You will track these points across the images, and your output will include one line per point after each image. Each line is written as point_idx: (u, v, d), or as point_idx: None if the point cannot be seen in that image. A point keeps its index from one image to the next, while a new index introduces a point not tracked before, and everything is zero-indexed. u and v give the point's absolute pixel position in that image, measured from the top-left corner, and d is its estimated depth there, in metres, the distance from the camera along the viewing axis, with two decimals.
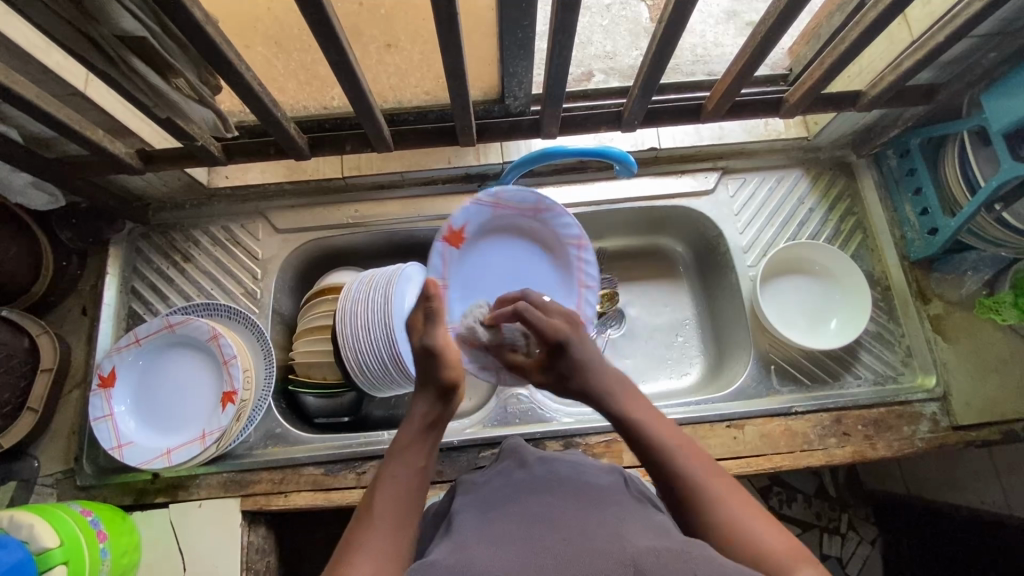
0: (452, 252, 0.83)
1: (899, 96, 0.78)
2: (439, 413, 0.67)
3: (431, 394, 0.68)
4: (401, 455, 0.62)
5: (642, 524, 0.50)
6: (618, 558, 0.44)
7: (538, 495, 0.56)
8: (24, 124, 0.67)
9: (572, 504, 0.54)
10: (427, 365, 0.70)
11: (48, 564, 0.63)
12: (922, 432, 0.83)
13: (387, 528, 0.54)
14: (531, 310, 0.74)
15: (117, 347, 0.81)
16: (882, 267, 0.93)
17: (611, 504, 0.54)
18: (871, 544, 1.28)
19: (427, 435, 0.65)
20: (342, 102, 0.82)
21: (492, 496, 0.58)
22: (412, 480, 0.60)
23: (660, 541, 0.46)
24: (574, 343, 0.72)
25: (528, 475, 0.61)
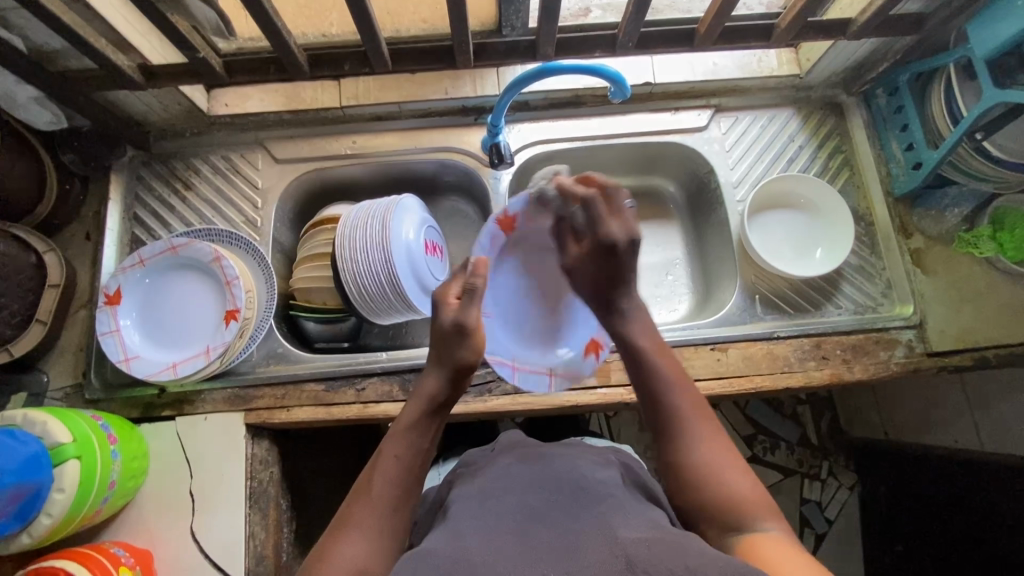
0: (502, 237, 0.86)
1: (887, 25, 0.80)
2: (446, 398, 0.65)
3: (443, 373, 0.66)
4: (405, 436, 0.62)
5: (636, 521, 0.53)
6: (615, 556, 0.47)
7: (535, 488, 0.59)
8: (27, 33, 0.69)
9: (564, 501, 0.56)
10: (449, 343, 0.67)
11: (62, 458, 0.66)
12: (897, 357, 0.87)
13: (383, 511, 0.57)
14: (596, 199, 0.72)
15: (122, 267, 0.83)
16: (867, 203, 0.95)
17: (607, 500, 0.57)
18: (849, 490, 1.36)
19: (431, 418, 0.64)
20: (340, 28, 0.84)
21: (486, 483, 0.62)
22: (413, 464, 0.60)
23: (651, 534, 0.50)
24: (626, 253, 0.71)
25: (524, 468, 0.64)
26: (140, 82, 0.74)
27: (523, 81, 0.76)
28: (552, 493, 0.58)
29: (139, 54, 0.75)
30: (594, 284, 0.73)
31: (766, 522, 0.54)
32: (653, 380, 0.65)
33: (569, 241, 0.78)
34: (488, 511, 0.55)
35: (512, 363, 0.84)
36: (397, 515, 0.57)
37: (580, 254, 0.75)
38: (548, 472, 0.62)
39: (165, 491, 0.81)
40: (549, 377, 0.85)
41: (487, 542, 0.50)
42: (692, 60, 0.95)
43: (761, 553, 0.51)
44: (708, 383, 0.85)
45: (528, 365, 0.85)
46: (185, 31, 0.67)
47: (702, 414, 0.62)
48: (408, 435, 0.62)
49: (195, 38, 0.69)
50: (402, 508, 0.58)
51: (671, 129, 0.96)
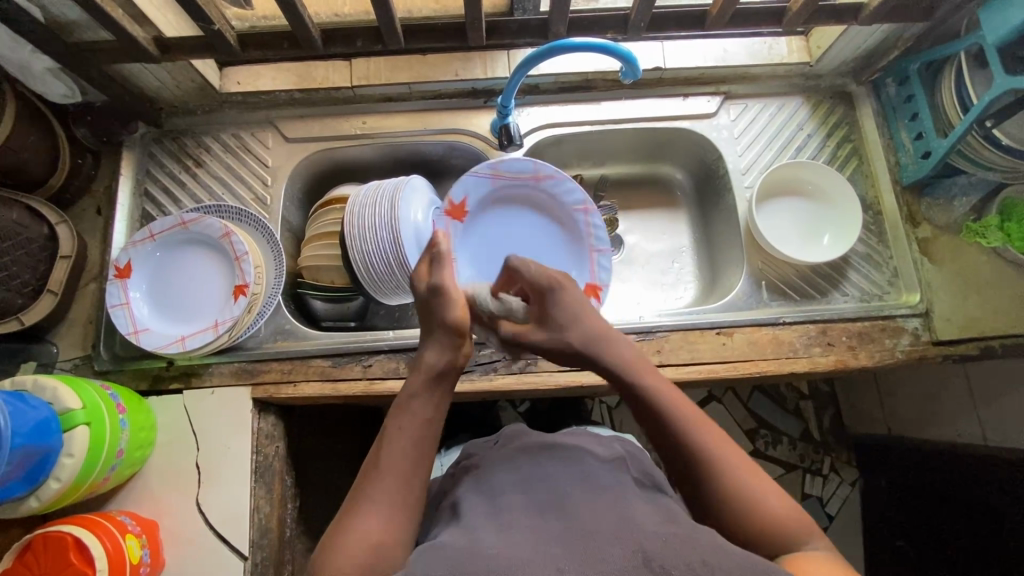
0: (454, 225, 0.92)
1: (899, 11, 0.80)
2: (448, 362, 0.63)
3: (443, 340, 0.63)
4: (407, 407, 0.59)
5: (645, 513, 0.53)
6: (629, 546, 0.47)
7: (543, 481, 0.60)
8: (46, 3, 0.70)
9: (577, 491, 0.56)
10: (434, 307, 0.66)
11: (72, 424, 0.67)
12: (903, 345, 0.87)
13: (394, 486, 0.54)
14: (524, 261, 0.69)
15: (133, 241, 0.84)
16: (875, 192, 0.95)
17: (613, 491, 0.57)
18: (851, 486, 1.36)
19: (434, 386, 0.61)
20: (353, 9, 0.85)
21: (494, 476, 0.63)
22: (421, 434, 0.58)
23: (666, 526, 0.50)
24: (561, 293, 0.66)
25: (531, 462, 0.65)
26: (155, 55, 0.75)
27: (535, 57, 0.76)
28: (563, 484, 0.58)
29: (155, 28, 0.75)
30: (536, 346, 0.67)
31: (809, 538, 0.53)
32: (661, 415, 0.57)
33: (508, 327, 0.70)
34: (498, 509, 0.56)
35: None
36: (408, 489, 0.55)
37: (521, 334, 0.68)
38: (556, 465, 0.63)
39: (171, 464, 0.81)
40: None
41: (499, 537, 0.51)
42: (703, 46, 0.95)
43: (814, 570, 0.49)
44: (713, 366, 0.85)
45: (520, 329, 0.88)
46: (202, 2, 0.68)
47: (720, 438, 0.56)
48: (412, 405, 0.59)
49: (213, 12, 0.70)
50: (413, 483, 0.55)
51: (681, 115, 0.96)
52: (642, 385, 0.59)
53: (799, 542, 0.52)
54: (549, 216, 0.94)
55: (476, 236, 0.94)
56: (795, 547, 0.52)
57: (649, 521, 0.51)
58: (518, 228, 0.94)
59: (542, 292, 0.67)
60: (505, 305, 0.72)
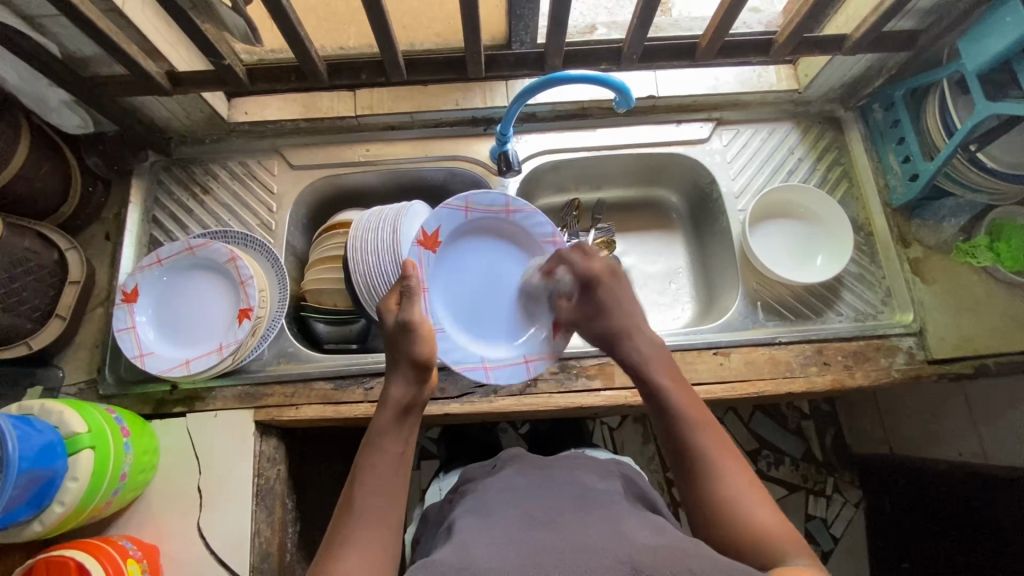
0: (428, 255, 0.84)
1: (881, 42, 0.83)
2: (410, 399, 0.65)
3: (405, 376, 0.66)
4: (378, 444, 0.62)
5: (637, 528, 0.54)
6: (615, 556, 0.48)
7: (539, 501, 0.61)
8: (63, 40, 0.73)
9: (569, 512, 0.58)
10: (400, 342, 0.67)
11: (77, 448, 0.68)
12: (899, 364, 0.88)
13: (371, 523, 0.57)
14: (574, 252, 0.77)
15: (140, 266, 0.86)
16: (865, 214, 0.97)
17: (604, 510, 0.58)
18: (856, 507, 1.35)
19: (401, 422, 0.64)
20: (358, 42, 0.88)
21: (491, 496, 0.64)
22: (393, 470, 0.61)
23: (656, 538, 0.52)
24: (606, 281, 0.74)
25: (528, 483, 0.66)
26: (167, 88, 0.78)
27: (530, 91, 0.79)
28: (557, 504, 0.60)
29: (167, 62, 0.79)
30: (585, 324, 0.75)
31: (793, 551, 0.52)
32: (667, 404, 0.64)
33: (563, 304, 0.80)
34: (495, 525, 0.56)
35: (482, 363, 0.84)
36: (387, 525, 0.57)
37: (573, 307, 0.78)
38: (549, 489, 0.64)
39: (173, 488, 0.82)
40: (523, 366, 0.85)
41: (497, 548, 0.52)
42: (694, 75, 0.99)
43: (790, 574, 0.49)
44: (711, 386, 0.86)
45: (494, 358, 0.85)
46: (214, 39, 0.71)
47: (717, 436, 0.61)
48: (381, 442, 0.62)
49: (223, 47, 0.74)
50: (392, 519, 0.58)
51: (674, 141, 0.99)
52: (655, 377, 0.66)
53: (779, 551, 0.53)
54: (517, 248, 0.91)
55: (448, 269, 0.87)
56: (772, 555, 0.53)
57: (641, 535, 0.52)
58: (486, 259, 0.89)
59: (587, 282, 0.75)
60: (556, 283, 0.82)
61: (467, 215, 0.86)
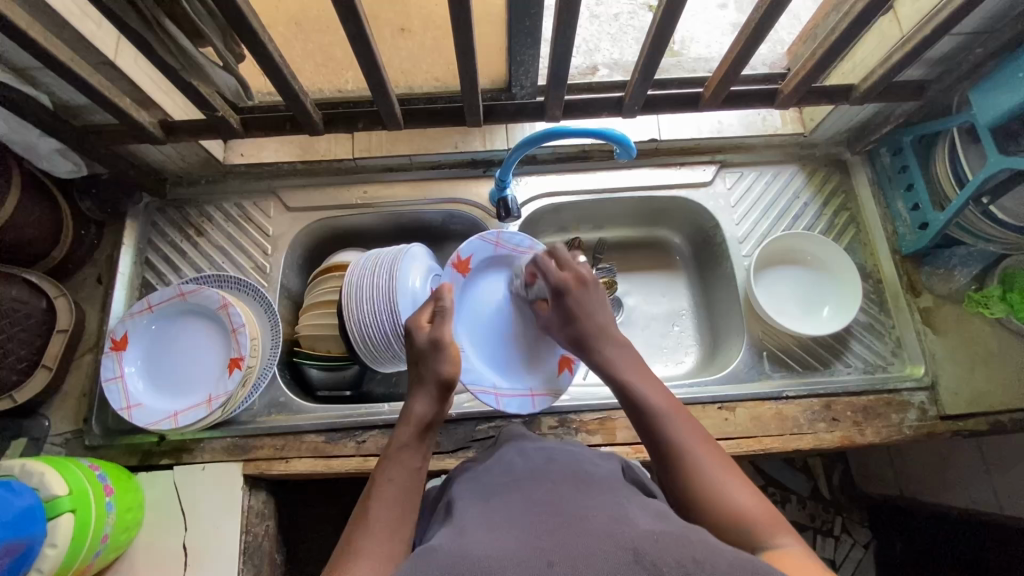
0: (458, 279, 0.85)
1: (889, 91, 0.81)
2: (433, 417, 0.63)
3: (429, 393, 0.65)
4: (396, 456, 0.59)
5: (641, 511, 0.49)
6: (619, 541, 0.42)
7: (539, 482, 0.55)
8: (55, 91, 0.72)
9: (575, 493, 0.52)
10: (426, 359, 0.67)
11: (56, 512, 0.65)
12: (910, 420, 0.85)
13: (384, 534, 0.51)
14: (547, 260, 0.76)
15: (130, 312, 0.84)
16: (874, 261, 0.95)
17: (613, 491, 0.53)
18: (865, 548, 1.25)
19: (424, 438, 0.61)
20: (356, 85, 0.88)
21: (485, 478, 0.59)
22: (408, 485, 0.56)
23: (660, 524, 0.45)
24: (574, 296, 0.72)
25: (526, 466, 0.59)
26: (160, 136, 0.77)
27: (533, 141, 0.79)
28: (558, 485, 0.54)
29: (160, 111, 0.78)
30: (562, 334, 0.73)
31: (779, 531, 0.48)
32: (639, 402, 0.60)
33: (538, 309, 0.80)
34: (491, 510, 0.51)
35: (495, 389, 0.82)
36: (396, 537, 0.51)
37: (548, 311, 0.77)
38: (545, 468, 0.58)
39: (158, 546, 0.79)
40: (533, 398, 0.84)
41: (493, 531, 0.47)
42: (696, 120, 0.97)
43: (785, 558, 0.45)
44: (716, 444, 0.83)
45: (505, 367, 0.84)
46: (207, 92, 0.70)
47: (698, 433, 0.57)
48: (400, 454, 0.59)
49: (216, 99, 0.72)
50: (402, 530, 0.52)
51: (678, 184, 0.97)
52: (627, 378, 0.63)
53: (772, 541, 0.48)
54: None
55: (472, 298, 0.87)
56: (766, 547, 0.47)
57: (643, 519, 0.47)
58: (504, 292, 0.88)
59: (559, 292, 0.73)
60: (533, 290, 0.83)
61: (499, 250, 0.87)
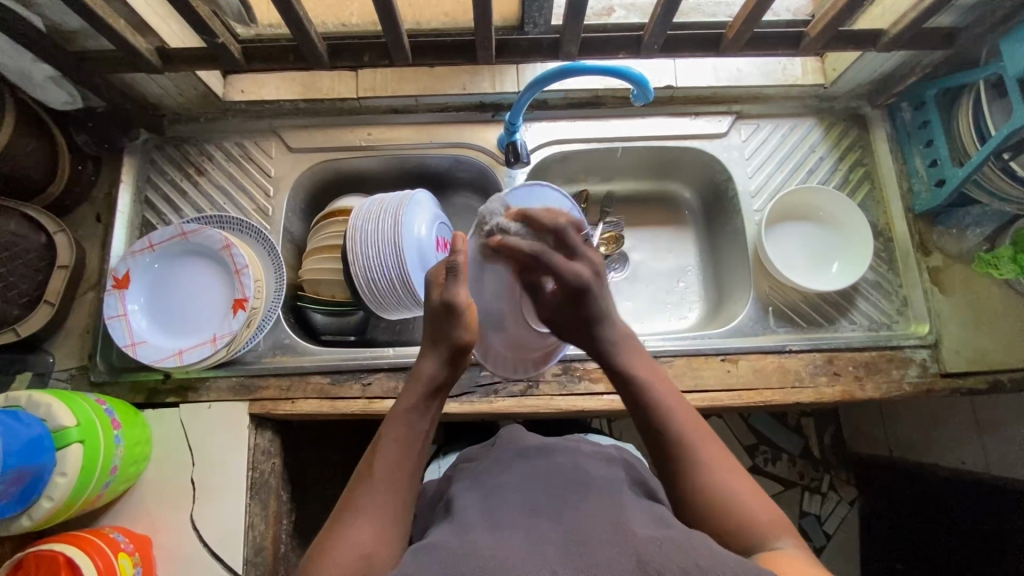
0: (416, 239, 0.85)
1: (919, 39, 0.78)
2: (446, 378, 0.63)
3: (443, 355, 0.64)
4: (404, 418, 0.60)
5: (640, 515, 0.50)
6: (623, 548, 0.44)
7: (546, 483, 0.57)
8: (46, 11, 0.69)
9: (574, 495, 0.54)
10: (442, 323, 0.65)
11: (65, 442, 0.66)
12: (910, 377, 0.85)
13: (387, 495, 0.54)
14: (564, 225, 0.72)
15: (133, 251, 0.83)
16: (886, 219, 0.94)
17: (614, 492, 0.55)
18: (850, 505, 1.32)
19: (431, 401, 0.62)
20: (361, 19, 0.83)
21: (487, 479, 0.60)
22: (413, 446, 0.58)
23: (662, 531, 0.47)
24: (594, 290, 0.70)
25: (529, 465, 0.61)
26: (158, 65, 0.74)
27: (544, 79, 0.76)
28: (565, 491, 0.55)
29: (157, 37, 0.75)
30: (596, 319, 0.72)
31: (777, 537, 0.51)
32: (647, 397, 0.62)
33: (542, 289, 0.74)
34: (493, 509, 0.53)
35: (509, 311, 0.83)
36: (402, 507, 0.54)
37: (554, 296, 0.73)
38: (545, 477, 0.58)
39: (166, 480, 0.80)
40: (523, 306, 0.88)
41: (494, 536, 0.48)
42: (715, 66, 0.94)
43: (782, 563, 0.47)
44: (717, 395, 0.83)
45: (534, 313, 0.73)
46: (206, 16, 0.67)
47: (699, 427, 0.60)
48: (408, 416, 0.60)
49: (216, 24, 0.69)
50: (405, 495, 0.55)
51: (691, 135, 0.95)
52: (634, 370, 0.66)
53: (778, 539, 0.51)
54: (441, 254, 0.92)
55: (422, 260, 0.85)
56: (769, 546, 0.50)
57: (645, 526, 0.48)
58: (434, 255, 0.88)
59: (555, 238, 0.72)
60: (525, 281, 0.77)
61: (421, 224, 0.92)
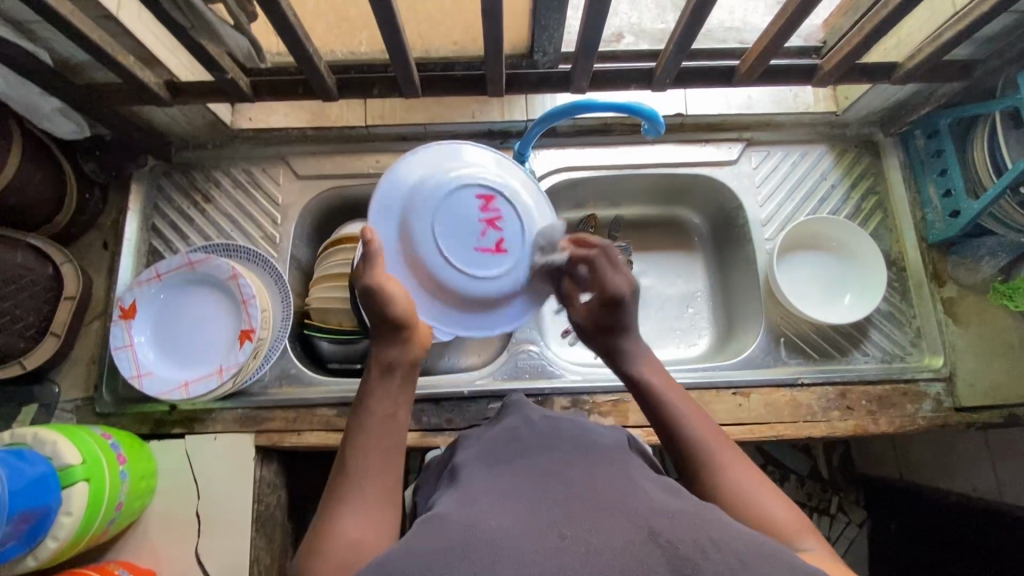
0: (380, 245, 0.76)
1: (935, 72, 0.77)
2: (400, 354, 0.59)
3: (387, 335, 0.60)
4: (367, 402, 0.56)
5: (650, 487, 0.47)
6: (632, 517, 0.41)
7: (548, 450, 0.53)
8: (54, 46, 0.69)
9: (579, 462, 0.50)
10: (376, 307, 0.60)
11: (70, 481, 0.65)
12: (925, 411, 0.84)
13: (366, 480, 0.51)
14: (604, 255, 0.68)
15: (139, 280, 0.82)
16: (899, 248, 0.93)
17: (622, 462, 0.51)
18: (859, 527, 1.28)
19: (389, 380, 0.58)
20: (370, 48, 0.82)
21: (489, 448, 0.57)
22: (380, 429, 0.54)
23: (671, 502, 0.44)
24: (630, 306, 0.66)
25: (532, 431, 0.58)
26: (167, 98, 0.74)
27: (557, 113, 0.76)
28: (559, 456, 0.51)
29: (165, 70, 0.75)
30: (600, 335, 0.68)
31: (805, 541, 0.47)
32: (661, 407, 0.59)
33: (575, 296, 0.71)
34: (496, 476, 0.50)
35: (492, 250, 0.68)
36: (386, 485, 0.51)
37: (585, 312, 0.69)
38: (553, 440, 0.55)
39: (171, 514, 0.80)
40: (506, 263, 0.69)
41: (498, 503, 0.44)
42: (726, 94, 0.93)
43: None
44: (729, 429, 0.82)
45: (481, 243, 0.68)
46: (216, 53, 0.67)
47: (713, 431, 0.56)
48: (370, 400, 0.56)
49: (225, 60, 0.69)
50: (385, 475, 0.52)
51: (701, 163, 0.94)
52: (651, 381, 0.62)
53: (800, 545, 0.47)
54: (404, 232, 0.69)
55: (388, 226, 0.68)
56: (792, 547, 0.46)
57: (654, 495, 0.45)
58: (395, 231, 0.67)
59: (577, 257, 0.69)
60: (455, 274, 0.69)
61: None
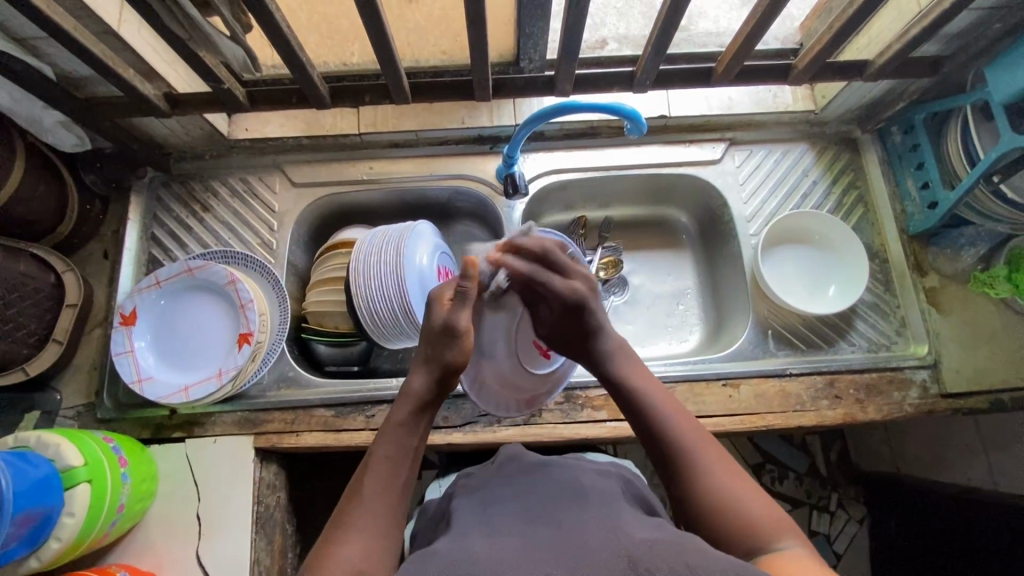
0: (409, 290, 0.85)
1: (905, 68, 0.80)
2: (433, 396, 0.62)
3: (432, 371, 0.63)
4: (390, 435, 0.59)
5: (634, 523, 0.51)
6: (617, 550, 0.44)
7: (543, 495, 0.57)
8: (57, 61, 0.72)
9: (569, 505, 0.54)
10: (438, 342, 0.63)
11: (73, 481, 0.66)
12: (912, 398, 0.86)
13: (376, 508, 0.53)
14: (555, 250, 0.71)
15: (139, 288, 0.84)
16: (880, 240, 0.95)
17: (612, 503, 0.55)
18: (859, 523, 1.30)
19: (419, 417, 0.61)
20: (361, 58, 0.85)
21: (491, 492, 0.61)
22: (400, 463, 0.57)
23: (656, 534, 0.47)
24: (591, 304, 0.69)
25: (528, 479, 0.62)
26: (165, 110, 0.77)
27: (542, 115, 0.79)
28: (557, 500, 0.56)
29: (164, 82, 0.78)
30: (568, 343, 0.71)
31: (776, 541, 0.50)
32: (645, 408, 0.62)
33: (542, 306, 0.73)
34: (492, 521, 0.53)
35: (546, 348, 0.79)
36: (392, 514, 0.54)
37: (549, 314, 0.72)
38: (548, 487, 0.59)
39: (172, 517, 0.81)
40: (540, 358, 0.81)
41: (493, 544, 0.48)
42: (707, 95, 0.96)
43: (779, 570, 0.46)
44: (720, 420, 0.84)
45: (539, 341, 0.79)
46: (213, 64, 0.70)
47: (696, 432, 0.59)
48: (397, 434, 0.59)
49: (221, 71, 0.72)
50: (395, 508, 0.55)
51: (686, 162, 0.97)
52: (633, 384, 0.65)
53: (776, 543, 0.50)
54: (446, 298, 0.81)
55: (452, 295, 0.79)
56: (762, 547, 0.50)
57: (638, 531, 0.48)
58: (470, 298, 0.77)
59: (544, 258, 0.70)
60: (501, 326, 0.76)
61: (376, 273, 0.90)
